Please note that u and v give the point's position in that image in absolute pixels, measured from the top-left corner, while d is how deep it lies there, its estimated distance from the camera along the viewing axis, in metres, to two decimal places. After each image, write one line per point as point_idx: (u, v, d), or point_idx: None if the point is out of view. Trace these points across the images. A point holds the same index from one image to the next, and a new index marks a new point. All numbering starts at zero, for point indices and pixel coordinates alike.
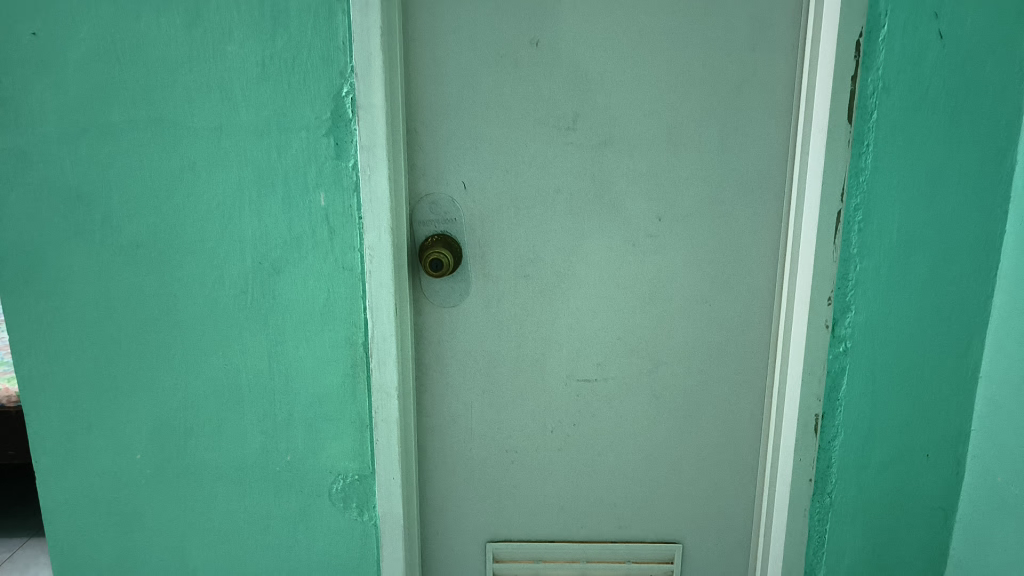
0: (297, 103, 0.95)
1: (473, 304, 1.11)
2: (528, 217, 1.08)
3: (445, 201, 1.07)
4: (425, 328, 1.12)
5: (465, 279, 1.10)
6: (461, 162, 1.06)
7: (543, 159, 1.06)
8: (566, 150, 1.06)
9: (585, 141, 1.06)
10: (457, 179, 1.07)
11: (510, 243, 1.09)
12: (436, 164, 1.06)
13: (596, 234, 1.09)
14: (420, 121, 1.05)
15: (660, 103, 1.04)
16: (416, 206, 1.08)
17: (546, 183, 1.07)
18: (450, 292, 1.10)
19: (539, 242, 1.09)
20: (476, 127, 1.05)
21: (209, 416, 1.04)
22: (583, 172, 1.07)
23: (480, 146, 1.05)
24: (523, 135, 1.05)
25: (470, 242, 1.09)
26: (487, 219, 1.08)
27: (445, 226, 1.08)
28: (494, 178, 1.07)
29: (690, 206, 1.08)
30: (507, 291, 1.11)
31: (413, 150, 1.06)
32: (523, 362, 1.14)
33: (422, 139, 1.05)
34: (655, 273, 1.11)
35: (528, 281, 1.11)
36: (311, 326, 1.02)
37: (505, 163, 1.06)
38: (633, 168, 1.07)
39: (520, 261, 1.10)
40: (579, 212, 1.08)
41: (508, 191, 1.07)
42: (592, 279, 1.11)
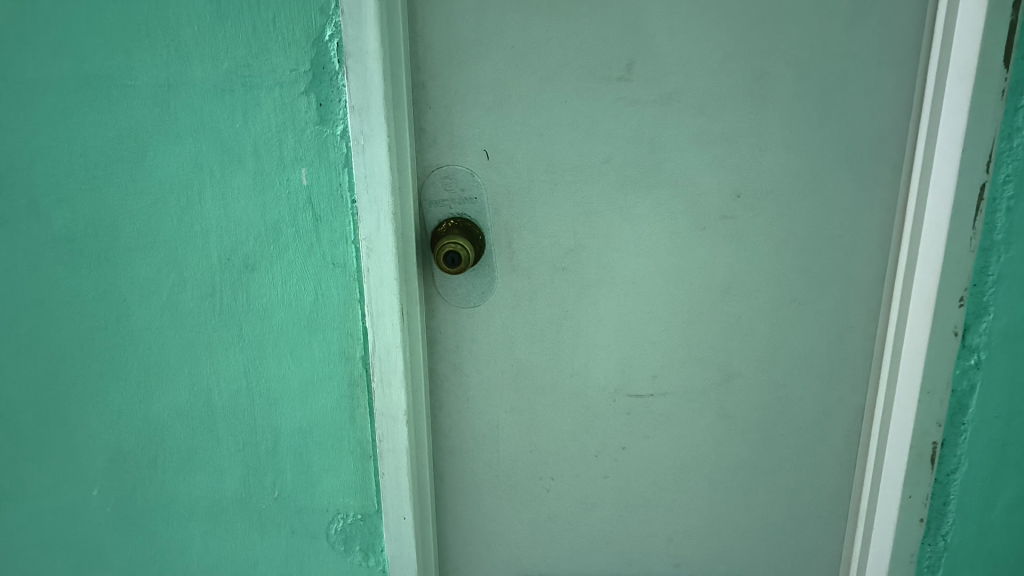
0: (264, 49, 0.72)
1: (498, 304, 0.89)
2: (567, 194, 0.85)
3: (462, 174, 0.84)
4: (439, 332, 0.91)
5: (488, 272, 0.88)
6: (482, 124, 0.83)
7: (587, 119, 0.82)
8: (617, 107, 0.82)
9: (641, 94, 0.81)
10: (477, 146, 0.84)
11: (545, 227, 0.86)
12: (451, 128, 0.83)
13: (654, 216, 0.86)
14: (428, 73, 0.81)
15: (740, 46, 0.80)
16: (424, 182, 0.85)
17: (590, 150, 0.84)
18: (469, 289, 0.88)
19: (582, 225, 0.86)
20: (500, 79, 0.81)
21: (178, 444, 0.85)
22: (639, 137, 0.83)
23: (505, 104, 0.82)
24: (559, 88, 0.81)
25: (494, 226, 0.87)
26: (516, 197, 0.85)
27: (463, 207, 0.85)
28: (524, 144, 0.83)
29: (776, 180, 0.84)
30: (541, 288, 0.89)
31: (419, 111, 0.83)
32: (561, 372, 0.92)
33: (430, 95, 0.82)
34: (729, 263, 0.88)
35: (567, 274, 0.88)
36: (296, 336, 0.81)
37: (538, 126, 0.83)
38: (704, 131, 0.83)
39: (557, 249, 0.87)
40: (632, 188, 0.85)
41: (542, 162, 0.84)
42: (648, 272, 0.88)
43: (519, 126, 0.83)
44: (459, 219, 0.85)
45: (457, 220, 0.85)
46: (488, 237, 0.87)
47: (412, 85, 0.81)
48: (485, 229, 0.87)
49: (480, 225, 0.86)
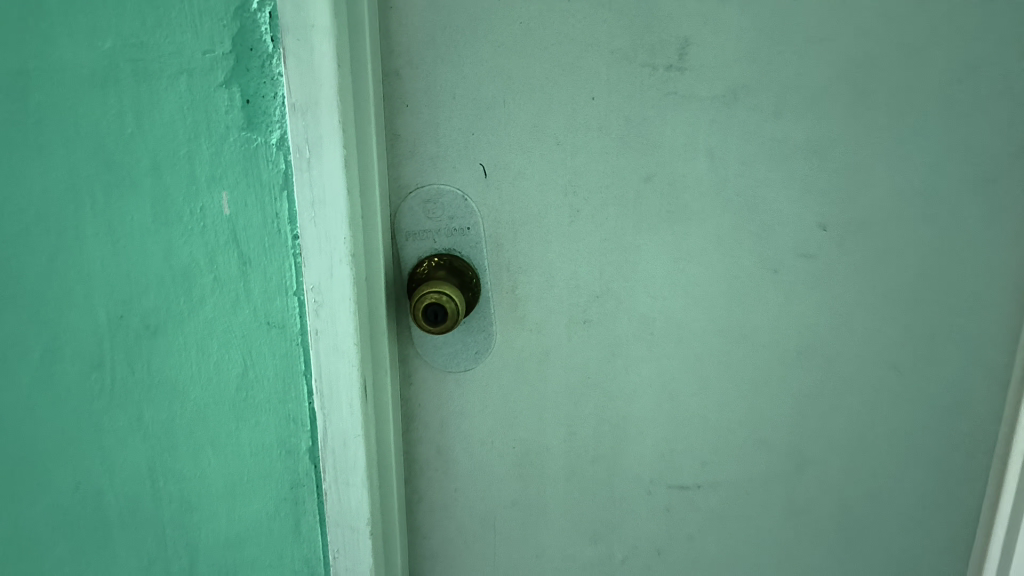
0: (162, 22, 0.50)
1: (498, 368, 0.67)
2: (592, 225, 0.63)
3: (450, 197, 0.63)
4: (418, 404, 0.68)
5: (483, 326, 0.66)
6: (478, 132, 0.61)
7: (621, 124, 0.60)
8: (663, 109, 0.60)
9: (696, 91, 0.60)
10: (471, 159, 0.62)
11: (562, 267, 0.65)
12: (435, 135, 0.61)
13: (709, 257, 0.64)
14: (405, 60, 0.59)
15: (833, 26, 0.58)
16: (398, 207, 0.63)
17: (625, 166, 0.62)
18: (458, 349, 0.66)
19: (610, 265, 0.64)
20: (503, 70, 0.59)
21: (64, 559, 0.63)
22: (692, 148, 0.61)
23: (510, 103, 0.60)
24: (585, 81, 0.60)
25: (491, 266, 0.65)
26: (522, 228, 0.64)
27: (450, 240, 0.64)
28: (534, 158, 0.62)
29: (871, 210, 0.63)
30: (555, 346, 0.67)
31: (393, 112, 0.61)
32: (580, 458, 0.70)
33: (408, 90, 0.60)
34: (804, 317, 0.66)
35: (590, 330, 0.66)
36: (217, 419, 0.59)
37: (555, 132, 0.61)
38: (780, 141, 0.61)
39: (578, 296, 0.65)
40: (679, 218, 0.63)
41: (559, 181, 0.62)
42: (697, 328, 0.66)
43: (529, 133, 0.61)
44: (444, 258, 0.63)
45: (441, 259, 0.63)
46: (484, 280, 0.64)
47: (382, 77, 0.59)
48: (479, 269, 0.64)
49: (472, 264, 0.64)
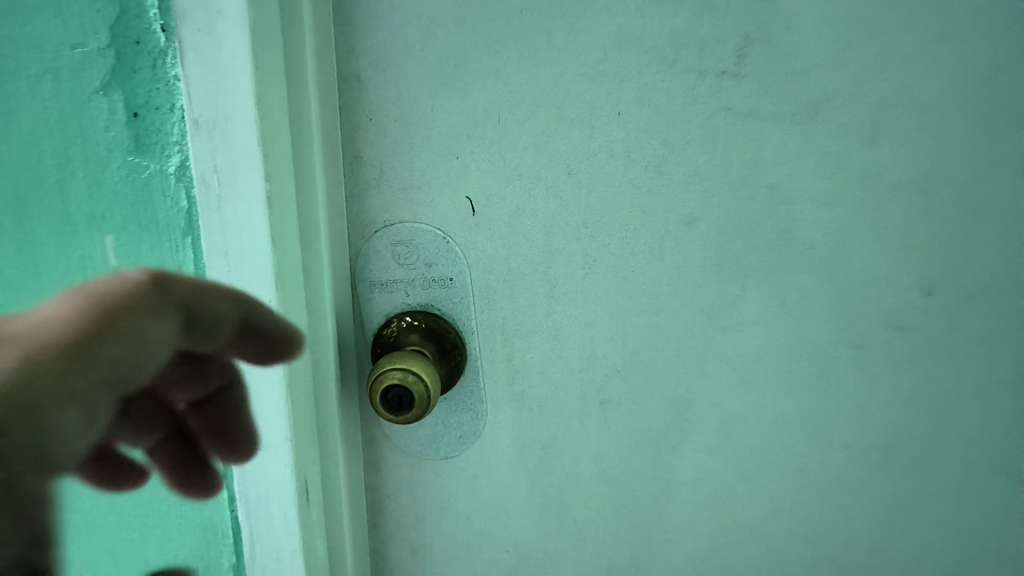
0: (14, 3, 0.36)
1: (490, 456, 0.53)
2: (613, 280, 0.48)
3: (427, 239, 0.48)
4: (389, 492, 0.55)
5: (469, 402, 0.52)
6: (465, 156, 0.46)
7: (656, 149, 0.45)
8: (714, 130, 0.44)
9: (761, 106, 0.44)
10: (455, 191, 0.47)
11: (572, 331, 0.50)
12: (407, 160, 0.47)
13: (769, 328, 0.48)
14: (367, 59, 0.45)
15: (950, 27, 0.42)
16: (361, 251, 0.49)
17: (659, 205, 0.46)
18: (438, 429, 0.53)
19: (636, 331, 0.49)
20: (497, 74, 0.44)
21: None
22: (751, 183, 0.45)
23: (506, 119, 0.45)
24: (607, 91, 0.44)
25: (481, 327, 0.50)
26: (521, 281, 0.49)
27: (427, 294, 0.49)
28: (537, 191, 0.46)
29: (993, 273, 0.46)
30: (563, 430, 0.52)
31: (352, 128, 0.46)
32: (593, 569, 0.56)
33: (372, 100, 0.45)
34: (893, 406, 0.50)
35: (608, 412, 0.52)
36: (114, 528, 0.45)
37: (566, 158, 0.45)
38: (871, 177, 0.45)
39: (593, 370, 0.50)
40: (732, 274, 0.47)
41: (570, 222, 0.47)
42: (749, 415, 0.51)
43: (531, 159, 0.46)
44: (419, 320, 0.49)
45: (416, 321, 0.49)
46: (469, 346, 0.50)
47: (335, 82, 0.45)
48: (464, 332, 0.50)
49: (455, 325, 0.50)
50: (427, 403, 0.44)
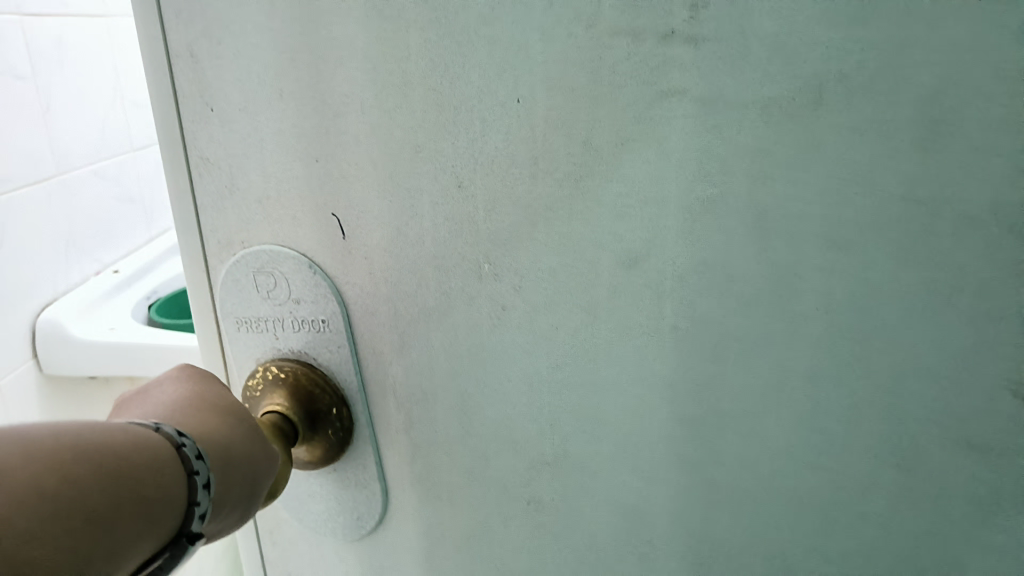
0: None
1: (394, 544, 0.41)
2: (532, 340, 0.33)
3: (290, 267, 0.36)
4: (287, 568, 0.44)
5: (362, 478, 0.40)
6: (323, 158, 0.34)
7: (576, 154, 0.30)
8: (659, 125, 0.28)
9: (733, 86, 0.27)
10: (319, 206, 0.35)
11: (483, 403, 0.36)
12: (257, 161, 0.35)
13: (757, 430, 0.31)
14: (196, 29, 0.33)
15: None
16: (220, 278, 0.38)
17: (586, 236, 0.31)
18: (336, 504, 0.41)
19: (567, 412, 0.34)
20: (352, 44, 0.31)
21: None
22: (719, 208, 0.29)
23: (369, 107, 0.32)
24: (501, 68, 0.30)
25: (368, 386, 0.38)
26: (412, 330, 0.35)
27: (300, 336, 0.38)
28: (420, 210, 0.33)
29: None
30: (482, 529, 0.38)
31: (191, 120, 0.35)
32: None
33: (209, 83, 0.34)
34: (985, 575, 0.30)
35: (537, 515, 0.37)
36: None
37: (451, 163, 0.32)
38: (922, 204, 0.26)
39: (514, 457, 0.36)
40: (701, 345, 0.31)
41: (466, 254, 0.33)
42: (737, 551, 0.34)
43: (406, 163, 0.32)
44: (289, 372, 0.38)
45: (284, 373, 0.38)
46: (354, 408, 0.38)
47: (161, 61, 0.34)
48: (348, 391, 0.38)
49: (335, 380, 0.38)
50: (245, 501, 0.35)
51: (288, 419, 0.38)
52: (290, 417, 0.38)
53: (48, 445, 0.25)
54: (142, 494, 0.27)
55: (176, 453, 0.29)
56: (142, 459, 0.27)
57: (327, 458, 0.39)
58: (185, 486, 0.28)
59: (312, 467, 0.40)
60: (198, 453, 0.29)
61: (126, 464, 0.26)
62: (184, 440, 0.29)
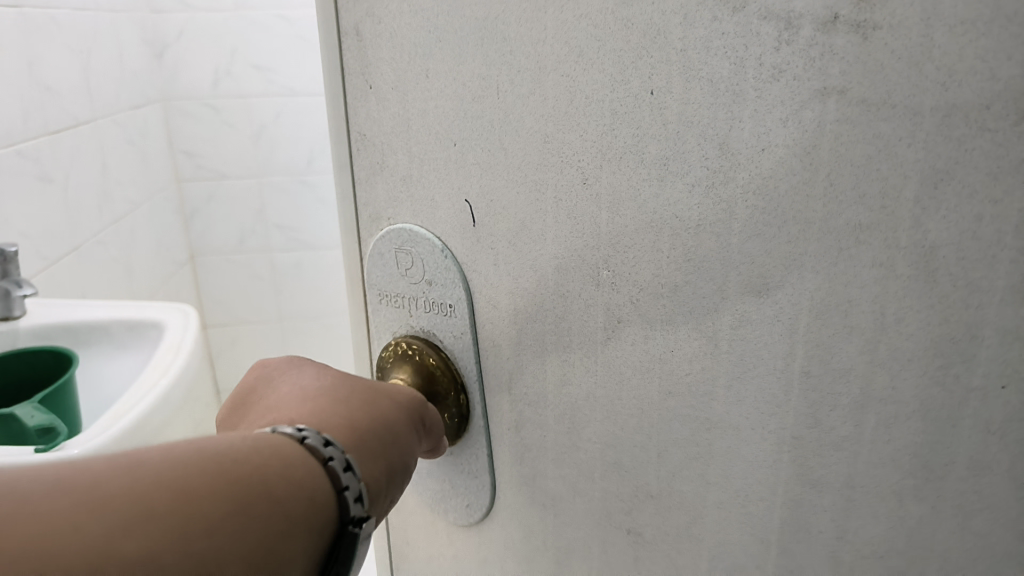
0: None
1: (497, 540, 0.40)
2: (645, 360, 0.30)
3: (423, 249, 0.37)
4: (405, 538, 0.45)
5: (473, 468, 0.39)
6: (460, 143, 0.33)
7: (709, 157, 0.26)
8: (810, 129, 0.23)
9: (911, 89, 0.21)
10: (453, 190, 0.34)
11: (591, 417, 0.33)
12: (404, 141, 0.35)
13: (897, 515, 0.25)
14: (361, 7, 0.34)
15: None
16: (369, 250, 0.40)
17: (712, 254, 0.27)
18: (450, 488, 0.41)
19: (675, 448, 0.30)
20: (495, 26, 0.30)
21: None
22: (874, 238, 0.23)
23: (505, 92, 0.31)
24: (634, 57, 0.26)
25: (485, 377, 0.37)
26: (528, 328, 0.34)
27: (429, 318, 0.38)
28: (544, 204, 0.31)
29: None
30: (581, 549, 0.36)
31: (351, 96, 0.37)
32: None
33: (370, 61, 0.35)
34: None
35: (636, 549, 0.33)
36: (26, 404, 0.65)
37: (578, 156, 0.29)
38: None
39: (617, 482, 0.33)
40: (837, 400, 0.25)
41: (586, 256, 0.30)
42: None
43: (534, 151, 0.31)
44: (417, 350, 0.38)
45: (411, 351, 0.39)
46: (471, 396, 0.38)
47: (331, 38, 0.36)
48: (467, 378, 0.37)
49: (456, 365, 0.38)
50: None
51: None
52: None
53: (152, 461, 0.20)
54: (285, 496, 0.22)
55: (305, 445, 0.24)
56: (272, 461, 0.22)
57: (445, 440, 0.39)
58: (331, 478, 0.24)
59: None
60: (328, 441, 0.25)
61: (256, 466, 0.22)
62: (307, 432, 0.24)
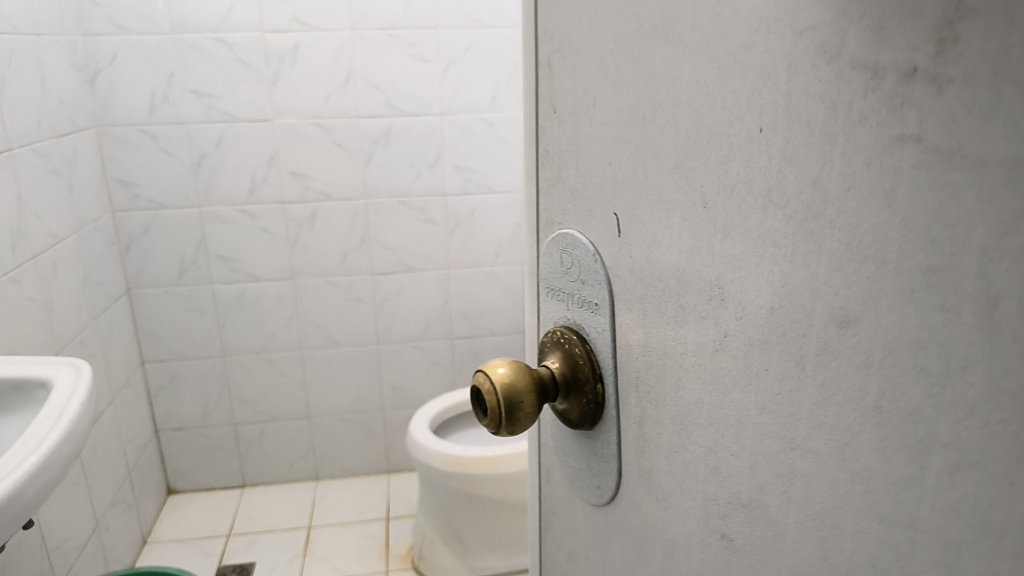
0: None
1: (613, 532, 0.41)
2: (743, 372, 0.29)
3: (580, 251, 0.40)
4: (554, 507, 0.49)
5: (601, 464, 0.41)
6: (615, 160, 0.36)
7: (803, 192, 0.24)
8: (889, 172, 0.21)
9: (979, 139, 0.19)
10: (608, 204, 0.37)
11: (696, 421, 0.32)
12: (575, 154, 0.39)
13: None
14: (554, 44, 0.39)
15: None
16: (544, 250, 0.45)
17: (802, 282, 0.25)
18: (586, 475, 0.43)
19: (763, 462, 0.28)
20: (648, 65, 0.32)
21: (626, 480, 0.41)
22: (940, 279, 0.20)
23: (649, 121, 0.32)
24: (749, 98, 0.26)
25: (616, 379, 0.39)
26: (654, 337, 0.35)
27: (580, 313, 0.41)
28: (674, 221, 0.32)
29: None
30: (674, 563, 0.35)
31: (544, 118, 0.41)
32: None
33: (557, 91, 0.40)
34: None
35: (728, 556, 0.31)
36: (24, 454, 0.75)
37: (700, 185, 0.30)
38: None
39: (716, 486, 0.31)
40: (898, 444, 0.22)
41: (703, 271, 0.30)
42: None
43: (668, 178, 0.32)
44: (567, 339, 0.42)
45: (562, 339, 0.42)
46: (607, 388, 0.40)
47: (535, 68, 0.42)
48: (604, 369, 0.40)
49: (596, 358, 0.40)
50: (497, 428, 0.40)
51: (553, 378, 0.41)
52: (556, 377, 0.42)
53: None
54: None
55: None
56: None
57: (580, 426, 0.41)
58: None
59: (575, 430, 0.43)
60: None
61: None
62: None
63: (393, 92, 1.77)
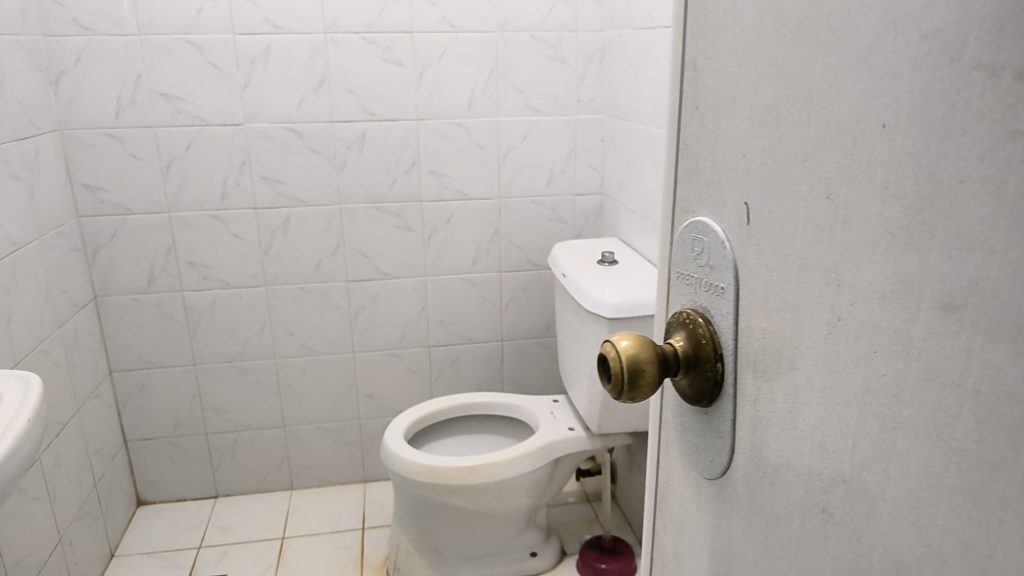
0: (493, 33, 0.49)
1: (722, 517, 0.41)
2: (852, 357, 0.29)
3: (712, 238, 0.39)
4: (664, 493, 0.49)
5: (715, 449, 0.40)
6: (748, 152, 0.35)
7: (919, 184, 0.25)
8: (1002, 167, 0.22)
9: None
10: (740, 194, 0.37)
11: (808, 401, 0.32)
12: (712, 147, 0.39)
13: None
14: (699, 47, 0.39)
15: None
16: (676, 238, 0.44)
17: (913, 270, 0.26)
18: (702, 450, 0.42)
19: (867, 440, 0.28)
20: (783, 67, 0.32)
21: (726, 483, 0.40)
22: None
23: (781, 119, 0.32)
24: (873, 97, 0.27)
25: (734, 368, 0.38)
26: (773, 326, 0.35)
27: (708, 297, 0.40)
28: (799, 213, 0.32)
29: None
30: (776, 546, 0.35)
31: (685, 114, 0.41)
32: None
33: (699, 89, 0.40)
34: None
35: (828, 528, 0.31)
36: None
37: (826, 176, 0.30)
38: None
39: (821, 462, 0.31)
40: (993, 424, 0.23)
41: (823, 261, 0.30)
42: None
43: (796, 171, 0.32)
44: (694, 321, 0.41)
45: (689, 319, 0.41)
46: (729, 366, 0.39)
47: (678, 67, 0.42)
48: (727, 347, 0.39)
49: (720, 340, 0.39)
50: (619, 394, 0.40)
51: (675, 353, 0.40)
52: (678, 353, 0.41)
53: None
54: None
55: None
56: None
57: (697, 402, 0.41)
58: None
59: (695, 406, 0.42)
60: None
61: None
62: None
63: (366, 96, 1.76)
